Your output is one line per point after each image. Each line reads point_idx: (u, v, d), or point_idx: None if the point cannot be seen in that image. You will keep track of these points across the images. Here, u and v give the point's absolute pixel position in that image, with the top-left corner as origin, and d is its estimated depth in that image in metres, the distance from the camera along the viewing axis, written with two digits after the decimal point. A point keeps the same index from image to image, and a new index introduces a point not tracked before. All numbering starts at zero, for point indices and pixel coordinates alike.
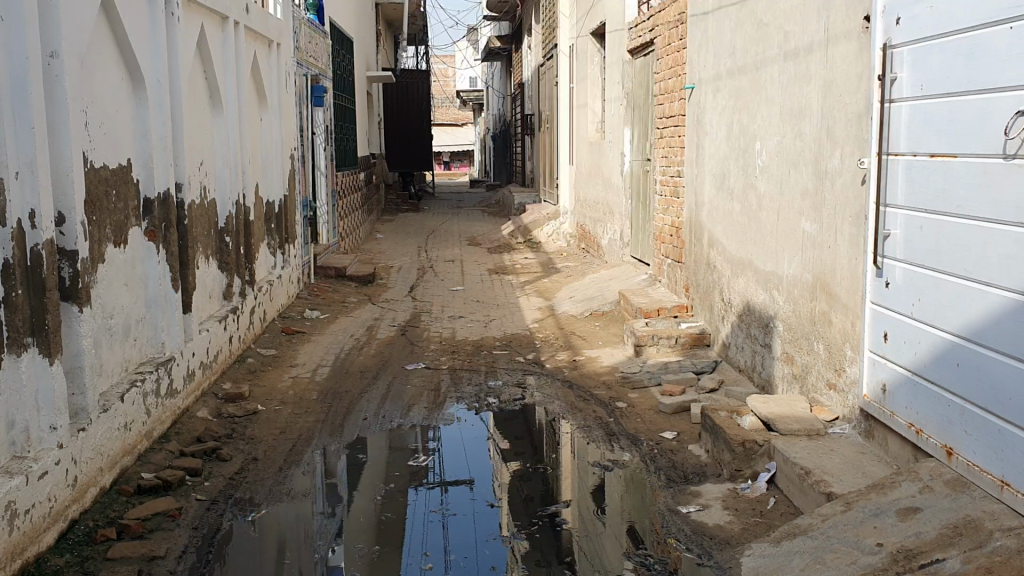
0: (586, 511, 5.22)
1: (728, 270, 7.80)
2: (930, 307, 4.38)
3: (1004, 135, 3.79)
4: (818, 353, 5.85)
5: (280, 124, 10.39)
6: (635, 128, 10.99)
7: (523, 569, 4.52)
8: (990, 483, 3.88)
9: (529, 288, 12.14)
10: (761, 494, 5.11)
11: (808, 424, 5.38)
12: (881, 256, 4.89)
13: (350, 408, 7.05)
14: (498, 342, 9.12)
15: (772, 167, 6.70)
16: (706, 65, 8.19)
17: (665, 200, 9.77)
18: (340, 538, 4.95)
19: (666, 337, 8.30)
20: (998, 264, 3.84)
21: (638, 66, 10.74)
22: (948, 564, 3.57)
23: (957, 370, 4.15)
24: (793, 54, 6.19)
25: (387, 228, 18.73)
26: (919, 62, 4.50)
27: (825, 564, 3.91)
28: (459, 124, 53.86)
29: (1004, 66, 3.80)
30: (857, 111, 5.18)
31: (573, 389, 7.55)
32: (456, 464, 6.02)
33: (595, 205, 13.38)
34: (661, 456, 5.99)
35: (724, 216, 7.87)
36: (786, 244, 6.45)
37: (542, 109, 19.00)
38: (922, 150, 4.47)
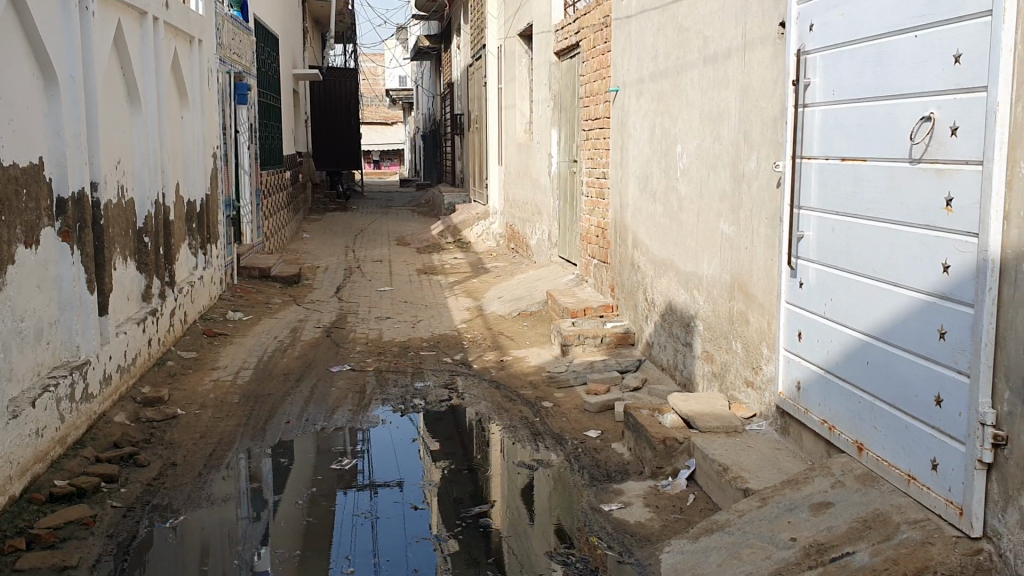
0: (514, 512, 5.24)
1: (651, 270, 7.91)
2: (841, 306, 4.52)
3: (910, 140, 3.92)
4: (736, 352, 5.98)
5: (202, 122, 10.20)
6: (562, 129, 11.08)
7: (454, 569, 4.51)
8: (897, 477, 4.02)
9: (458, 288, 12.13)
10: (681, 491, 5.21)
11: (727, 422, 5.51)
12: (795, 257, 5.03)
13: (273, 411, 6.96)
14: (425, 343, 9.10)
15: (692, 169, 6.82)
16: (629, 68, 8.30)
17: (591, 201, 9.87)
18: (266, 542, 4.87)
19: (591, 337, 8.37)
20: (904, 265, 3.97)
21: (565, 68, 10.82)
22: (857, 556, 3.67)
23: (867, 368, 4.29)
24: (712, 59, 6.31)
25: (314, 228, 18.52)
26: (831, 68, 4.63)
27: (741, 559, 3.99)
28: (389, 123, 53.53)
29: (910, 73, 3.94)
30: (772, 116, 5.33)
31: (499, 389, 7.57)
32: (386, 466, 5.98)
33: (523, 206, 13.44)
34: (585, 455, 6.04)
35: (647, 217, 7.98)
36: (706, 245, 6.57)
37: (471, 109, 19.01)
38: (833, 154, 4.61)
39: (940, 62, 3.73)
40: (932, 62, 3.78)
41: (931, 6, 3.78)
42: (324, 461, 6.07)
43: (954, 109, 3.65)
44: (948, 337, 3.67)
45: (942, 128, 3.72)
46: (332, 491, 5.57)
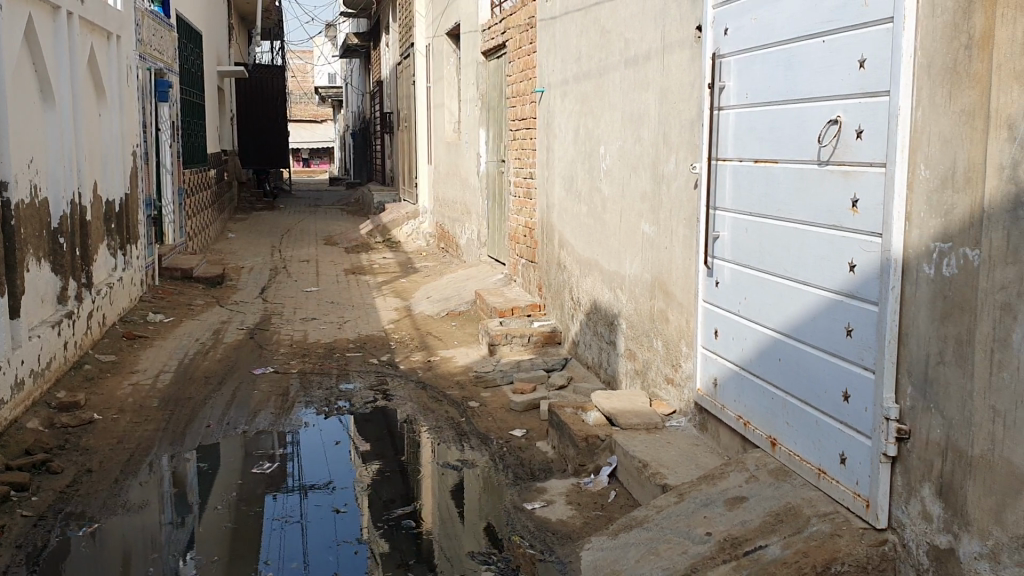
0: (444, 513, 5.23)
1: (576, 270, 7.98)
2: (754, 305, 4.65)
3: (818, 143, 4.04)
4: (657, 350, 6.09)
5: (120, 120, 9.95)
6: (489, 129, 11.10)
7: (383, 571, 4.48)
8: (808, 471, 4.13)
9: (386, 288, 12.06)
10: (603, 488, 5.27)
11: (647, 419, 5.60)
12: (711, 257, 5.15)
13: (193, 415, 6.84)
14: (351, 344, 9.03)
15: (615, 170, 6.90)
16: (554, 69, 8.36)
17: (518, 201, 9.92)
18: (191, 547, 4.78)
19: (518, 336, 8.39)
20: (812, 264, 4.09)
21: (492, 68, 10.84)
22: (769, 549, 3.76)
23: (779, 364, 4.41)
24: (634, 62, 6.40)
25: (240, 228, 18.22)
26: (744, 71, 4.75)
27: (658, 554, 4.06)
28: (318, 122, 52.92)
29: (817, 77, 4.06)
30: (691, 118, 5.47)
31: (425, 390, 7.56)
32: (316, 469, 5.91)
33: (452, 205, 13.42)
34: (510, 454, 6.07)
35: (573, 217, 8.04)
36: (628, 245, 6.65)
37: (400, 107, 18.90)
38: (746, 156, 4.74)
39: (845, 66, 3.85)
40: (838, 66, 3.90)
41: (837, 12, 3.89)
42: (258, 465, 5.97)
43: (859, 113, 3.76)
44: (854, 334, 3.79)
45: (847, 131, 3.84)
46: (260, 495, 5.48)
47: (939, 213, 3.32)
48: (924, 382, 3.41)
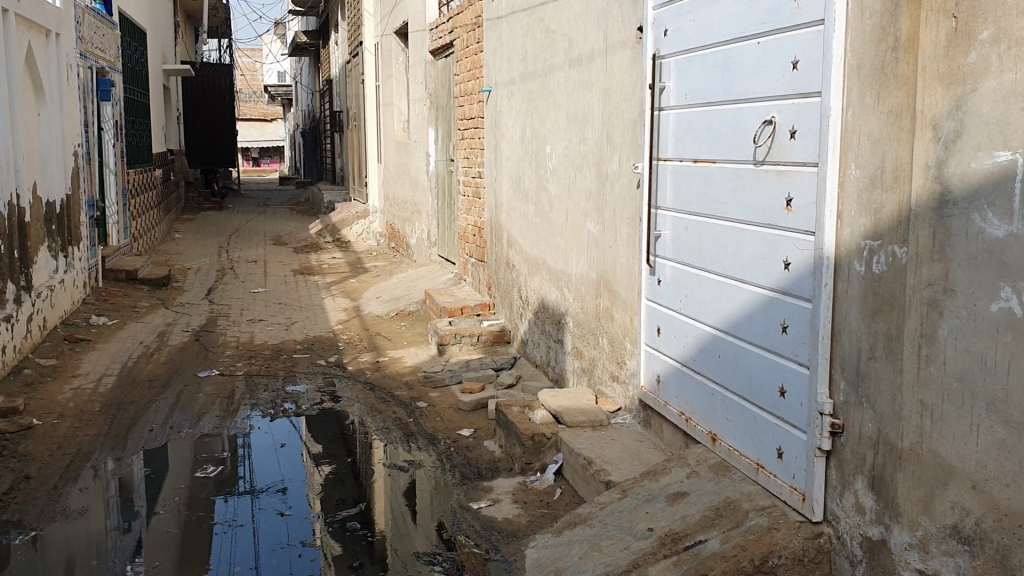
0: (397, 514, 5.22)
1: (524, 269, 8.01)
2: (694, 303, 4.72)
3: (754, 143, 4.11)
4: (603, 348, 6.14)
5: (61, 119, 9.77)
6: (438, 129, 11.08)
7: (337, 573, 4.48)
8: (747, 465, 4.21)
9: (335, 289, 11.98)
10: (548, 486, 5.31)
11: (593, 416, 5.64)
12: (653, 256, 5.22)
13: (136, 420, 6.74)
14: (299, 345, 8.96)
15: (561, 169, 6.94)
16: (500, 68, 8.38)
17: (467, 200, 9.92)
18: (140, 551, 4.72)
19: (467, 335, 8.38)
20: (750, 263, 4.17)
21: (440, 67, 10.82)
22: (709, 544, 3.81)
23: (719, 361, 4.49)
24: (578, 62, 6.45)
25: (187, 228, 17.97)
26: (683, 72, 4.82)
27: (601, 551, 4.09)
28: (268, 120, 52.38)
29: (752, 79, 4.13)
30: (633, 118, 5.53)
31: (373, 390, 7.53)
32: (268, 472, 5.87)
33: (402, 205, 13.37)
34: (457, 453, 6.08)
35: (520, 217, 8.06)
36: (574, 244, 6.69)
37: (349, 106, 18.78)
38: (686, 156, 4.81)
39: (779, 67, 3.92)
40: (772, 68, 3.97)
41: (771, 14, 3.96)
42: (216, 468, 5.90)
43: (793, 114, 3.83)
44: (790, 331, 3.86)
45: (781, 131, 3.91)
46: (210, 499, 5.42)
47: (869, 211, 3.40)
48: (856, 377, 3.48)
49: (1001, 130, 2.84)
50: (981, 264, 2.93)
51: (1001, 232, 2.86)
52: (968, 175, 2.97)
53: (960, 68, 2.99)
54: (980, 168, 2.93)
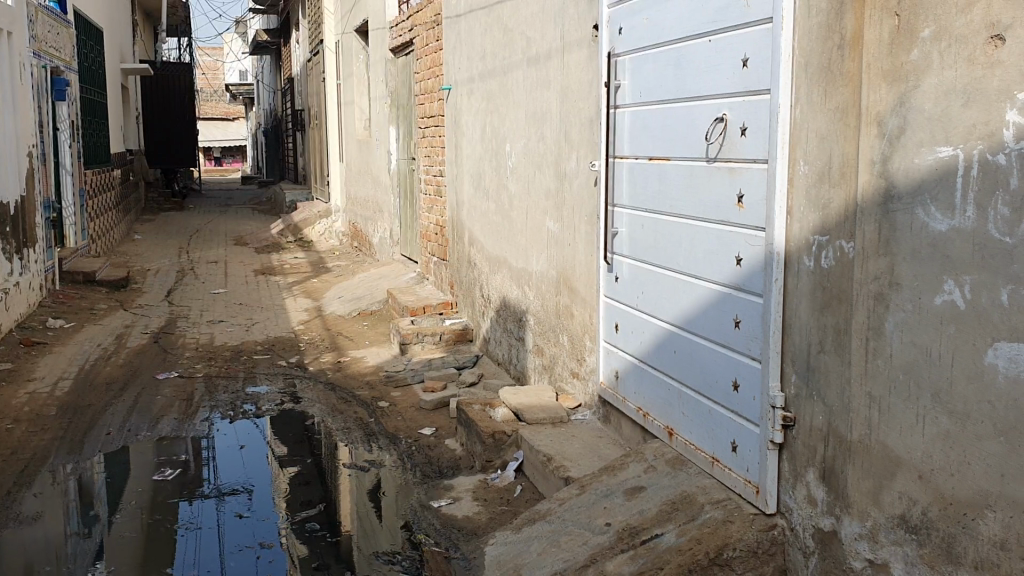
0: (365, 515, 5.20)
1: (486, 267, 8.02)
2: (651, 299, 4.77)
3: (706, 140, 4.16)
4: (563, 345, 6.16)
5: (14, 120, 9.62)
6: (399, 127, 11.05)
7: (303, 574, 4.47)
8: (702, 459, 4.26)
9: (296, 289, 11.91)
10: (509, 483, 5.32)
11: (553, 413, 5.66)
12: (610, 253, 5.25)
13: (92, 423, 6.65)
14: (260, 346, 8.90)
15: (520, 167, 6.96)
16: (460, 67, 8.37)
17: (428, 199, 9.91)
18: (102, 555, 4.67)
19: (430, 334, 8.37)
20: (704, 259, 4.21)
21: (400, 66, 10.79)
22: (665, 537, 3.84)
23: (674, 356, 4.53)
24: (535, 60, 6.47)
25: (147, 229, 17.77)
26: (637, 70, 4.86)
27: (559, 546, 4.11)
28: (230, 120, 51.91)
29: (704, 77, 4.18)
30: (590, 116, 5.56)
31: (334, 391, 7.50)
32: (234, 474, 5.83)
33: (365, 203, 13.32)
34: (418, 452, 6.08)
35: (481, 215, 8.07)
36: (534, 242, 6.71)
37: (311, 105, 18.66)
38: (641, 153, 4.85)
39: (730, 65, 3.97)
40: (723, 66, 4.01)
41: (721, 13, 4.00)
42: (183, 472, 5.85)
43: (743, 111, 3.88)
44: (742, 326, 3.92)
45: (733, 129, 3.95)
46: (174, 503, 5.37)
47: (817, 207, 3.44)
48: (807, 371, 3.53)
49: (942, 126, 2.90)
50: (925, 257, 2.98)
51: (944, 227, 2.92)
52: (912, 171, 3.02)
53: (903, 66, 3.04)
54: (923, 163, 2.98)
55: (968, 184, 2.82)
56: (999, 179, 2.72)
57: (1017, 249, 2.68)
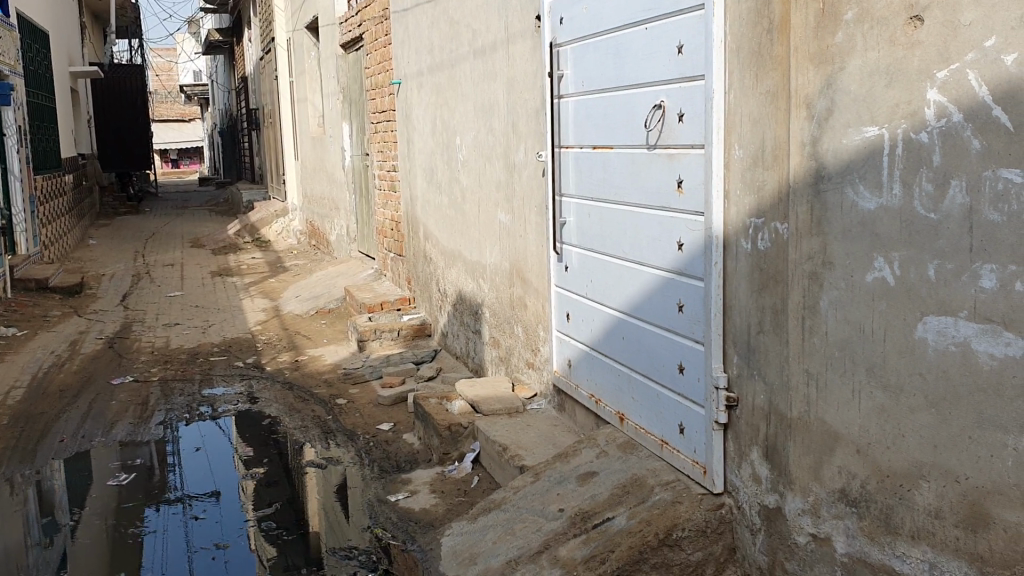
0: (331, 515, 5.19)
1: (441, 261, 8.03)
2: (599, 286, 4.81)
3: (646, 127, 4.20)
4: (517, 335, 6.20)
5: None
6: (352, 123, 11.01)
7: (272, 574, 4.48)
8: (652, 442, 4.32)
9: (254, 289, 11.84)
10: (466, 474, 5.34)
11: (508, 403, 5.69)
12: (559, 242, 5.29)
13: (45, 432, 6.57)
14: (216, 348, 8.85)
15: (470, 160, 6.97)
16: (409, 61, 8.36)
17: (383, 194, 9.89)
18: (66, 564, 4.62)
19: (387, 330, 8.37)
20: (647, 245, 4.26)
21: (351, 62, 10.75)
22: (616, 520, 3.88)
23: (623, 342, 4.58)
24: (481, 52, 6.48)
25: (101, 234, 17.54)
26: (579, 60, 4.89)
27: (513, 534, 4.13)
28: (186, 121, 51.35)
29: (642, 64, 4.22)
30: (535, 107, 5.59)
31: (292, 390, 7.48)
32: (200, 478, 5.79)
33: (321, 201, 13.26)
34: (375, 448, 6.08)
35: (435, 209, 8.06)
36: (487, 235, 6.73)
37: (265, 103, 18.52)
38: (586, 143, 4.88)
39: (665, 53, 4.01)
40: (659, 53, 4.06)
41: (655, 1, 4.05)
42: (147, 479, 5.78)
43: (680, 98, 3.93)
44: (685, 309, 3.97)
45: (671, 115, 4.00)
46: (141, 509, 5.31)
47: (753, 190, 3.49)
48: (748, 351, 3.58)
49: (867, 106, 2.92)
50: (855, 236, 3.02)
51: (872, 205, 2.95)
52: (840, 151, 3.04)
53: (828, 48, 3.05)
54: (850, 143, 3.00)
55: (894, 163, 2.87)
56: (923, 158, 2.77)
57: (942, 225, 2.73)
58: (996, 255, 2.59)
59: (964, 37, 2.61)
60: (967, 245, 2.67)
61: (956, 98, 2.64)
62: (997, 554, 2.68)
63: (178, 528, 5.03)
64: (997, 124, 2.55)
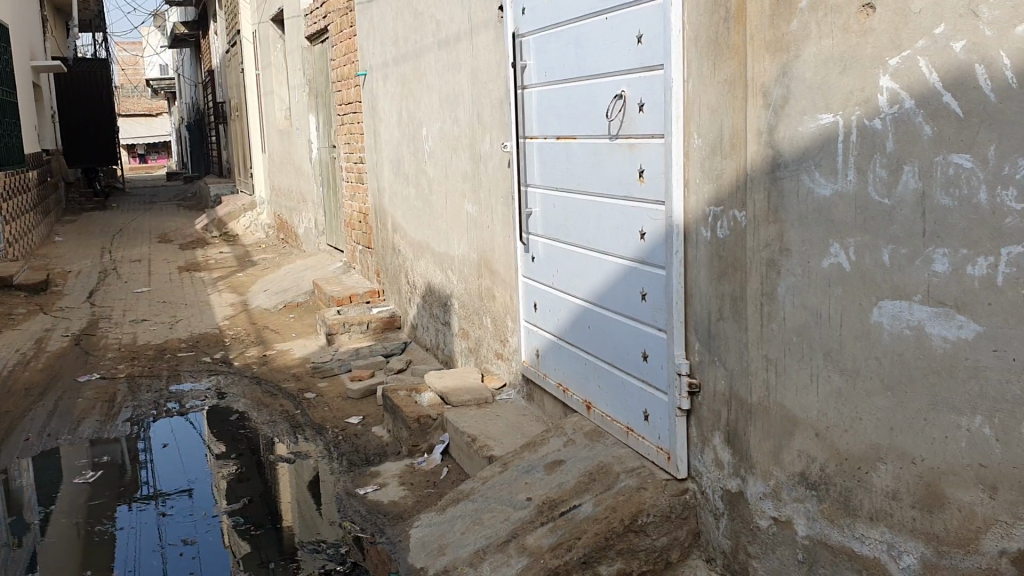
0: (304, 509, 5.19)
1: (409, 253, 8.01)
2: (564, 276, 4.83)
3: (607, 117, 4.22)
4: (486, 326, 6.21)
5: None
6: (319, 115, 10.95)
7: (246, 569, 4.47)
8: (618, 430, 4.34)
9: (222, 284, 11.76)
10: (435, 466, 5.35)
11: (477, 394, 5.71)
12: (525, 233, 5.30)
13: (10, 430, 6.50)
14: (184, 343, 8.78)
15: (437, 151, 6.96)
16: (374, 52, 8.32)
17: (350, 186, 9.84)
18: (36, 563, 4.57)
19: (356, 323, 8.35)
20: (611, 234, 4.28)
21: (316, 53, 10.68)
22: (583, 508, 3.90)
23: (588, 331, 4.60)
24: (445, 43, 6.47)
25: (67, 230, 17.32)
26: (541, 50, 4.89)
27: (481, 524, 4.14)
28: (154, 115, 50.81)
29: (602, 54, 4.24)
30: (500, 97, 5.59)
31: (260, 385, 7.45)
32: (172, 474, 5.76)
33: (289, 194, 13.18)
34: (344, 442, 6.07)
35: (402, 200, 8.04)
36: (455, 226, 6.73)
37: (231, 96, 18.36)
38: (549, 133, 4.89)
39: (625, 43, 4.02)
40: (619, 43, 4.07)
41: None
42: (118, 476, 5.74)
43: (640, 88, 3.94)
44: (648, 298, 3.99)
45: (631, 105, 4.02)
46: (113, 507, 5.27)
47: (712, 178, 3.51)
48: (709, 338, 3.62)
49: (822, 94, 2.93)
50: (812, 222, 3.03)
51: (827, 192, 2.96)
52: (796, 139, 3.06)
53: (784, 36, 3.07)
54: (806, 131, 3.01)
55: (848, 150, 2.86)
56: (876, 144, 2.77)
57: (894, 210, 2.73)
58: (948, 240, 2.59)
59: (915, 24, 2.59)
60: (920, 230, 2.66)
61: (908, 85, 2.63)
62: (952, 534, 2.67)
63: (150, 525, 5.00)
64: (947, 110, 2.53)
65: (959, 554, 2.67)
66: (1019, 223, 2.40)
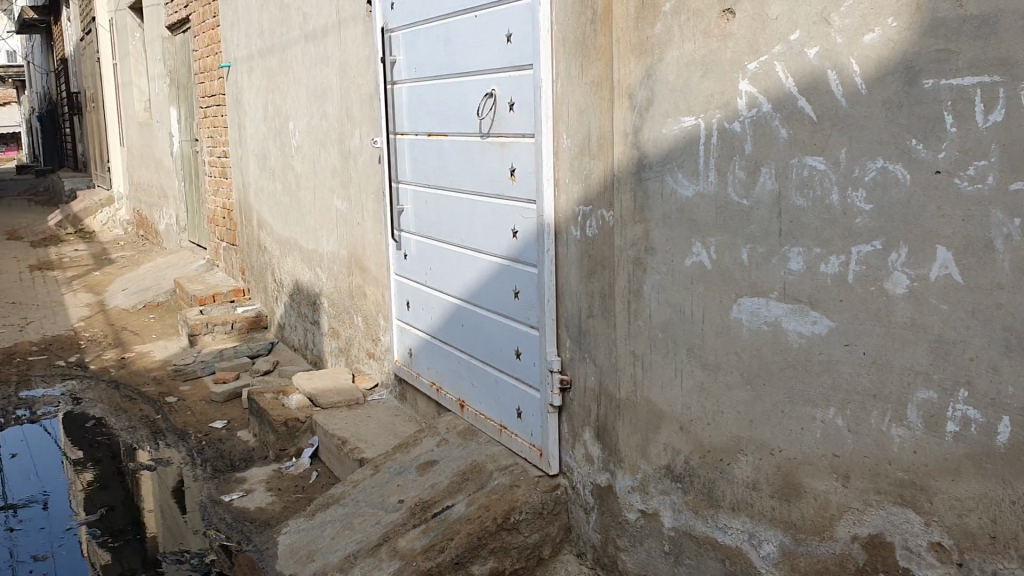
0: (168, 516, 4.99)
1: (276, 250, 7.80)
2: (437, 274, 4.79)
3: (478, 115, 4.20)
4: (357, 325, 6.11)
5: None
6: (180, 108, 10.54)
7: None
8: (491, 428, 4.33)
9: (76, 283, 11.18)
10: (305, 470, 5.23)
11: (348, 395, 5.61)
12: (397, 230, 5.23)
13: None
14: (35, 347, 8.30)
15: (305, 146, 6.79)
16: (238, 44, 8.07)
17: (214, 181, 9.52)
18: None
19: (221, 324, 8.08)
20: (483, 233, 4.28)
21: (178, 44, 10.28)
22: (455, 508, 3.88)
23: (462, 329, 4.58)
24: (313, 36, 6.33)
25: None
26: (411, 46, 4.83)
27: (352, 528, 4.06)
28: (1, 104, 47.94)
29: (472, 52, 4.21)
30: (369, 93, 5.50)
31: (119, 389, 7.12)
32: (23, 485, 5.44)
33: (149, 189, 12.65)
34: (209, 447, 5.86)
35: (269, 197, 7.82)
36: (323, 223, 6.58)
37: (86, 86, 17.48)
38: (420, 130, 4.84)
39: (495, 41, 4.02)
40: (489, 41, 4.06)
41: None
42: None
43: (510, 87, 3.94)
44: (521, 296, 4.00)
45: (501, 104, 4.02)
46: None
47: (580, 178, 3.52)
48: (580, 334, 3.64)
49: (685, 96, 2.98)
50: (676, 223, 3.08)
51: (689, 192, 3.01)
52: (660, 140, 3.09)
53: (647, 39, 3.10)
54: (669, 132, 3.05)
55: (709, 151, 2.92)
56: (736, 146, 2.83)
57: (753, 210, 2.81)
58: (803, 239, 2.67)
59: (772, 30, 2.67)
60: (777, 229, 2.74)
61: (765, 89, 2.71)
62: (809, 522, 2.77)
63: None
64: (802, 114, 2.61)
65: (814, 542, 2.76)
66: (868, 222, 2.50)
